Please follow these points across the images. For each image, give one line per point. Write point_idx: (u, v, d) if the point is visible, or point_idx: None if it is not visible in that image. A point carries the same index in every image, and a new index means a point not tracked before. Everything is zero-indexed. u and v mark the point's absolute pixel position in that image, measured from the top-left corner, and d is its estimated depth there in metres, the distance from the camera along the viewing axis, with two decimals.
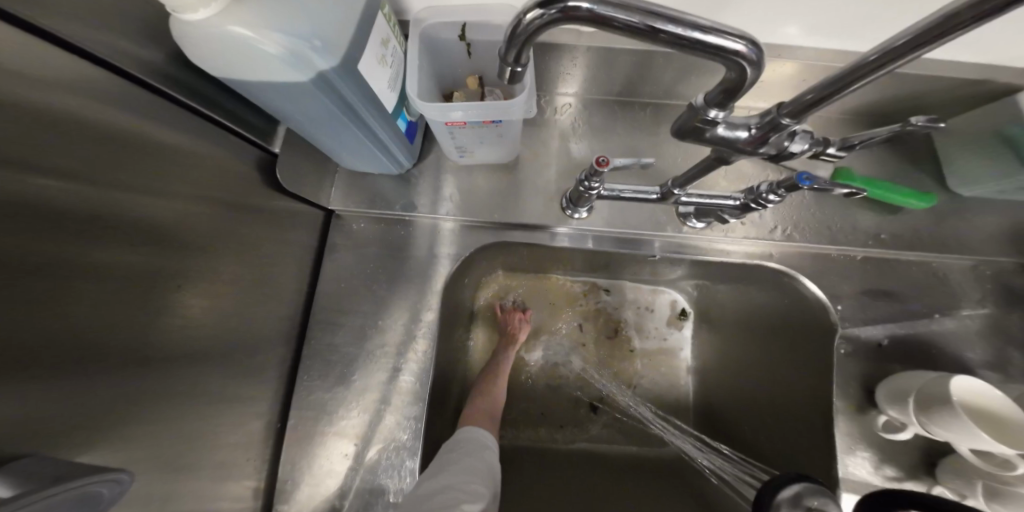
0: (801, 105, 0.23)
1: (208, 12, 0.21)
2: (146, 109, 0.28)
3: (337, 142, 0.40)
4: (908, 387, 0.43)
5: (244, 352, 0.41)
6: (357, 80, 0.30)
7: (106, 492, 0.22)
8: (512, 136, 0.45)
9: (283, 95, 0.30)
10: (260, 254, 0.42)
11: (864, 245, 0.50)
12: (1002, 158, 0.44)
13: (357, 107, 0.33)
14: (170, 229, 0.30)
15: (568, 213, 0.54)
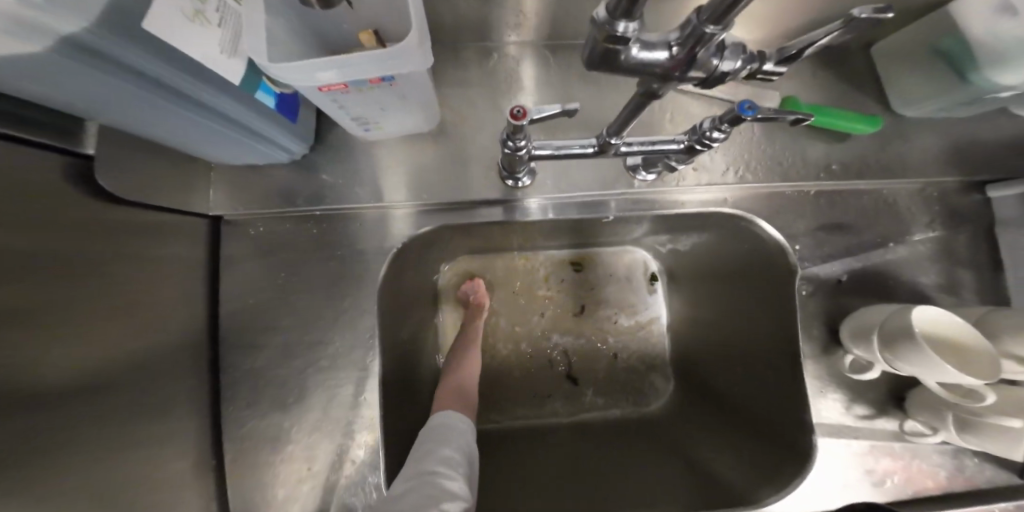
0: (719, 7, 0.16)
1: None
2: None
3: (180, 130, 0.31)
4: (871, 324, 0.42)
5: (140, 396, 0.34)
6: (140, 40, 0.21)
7: None
8: (419, 93, 0.37)
9: (39, 77, 0.21)
10: (126, 282, 0.33)
11: (816, 178, 0.47)
12: (939, 74, 0.41)
13: (164, 77, 0.25)
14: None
15: (511, 183, 0.48)
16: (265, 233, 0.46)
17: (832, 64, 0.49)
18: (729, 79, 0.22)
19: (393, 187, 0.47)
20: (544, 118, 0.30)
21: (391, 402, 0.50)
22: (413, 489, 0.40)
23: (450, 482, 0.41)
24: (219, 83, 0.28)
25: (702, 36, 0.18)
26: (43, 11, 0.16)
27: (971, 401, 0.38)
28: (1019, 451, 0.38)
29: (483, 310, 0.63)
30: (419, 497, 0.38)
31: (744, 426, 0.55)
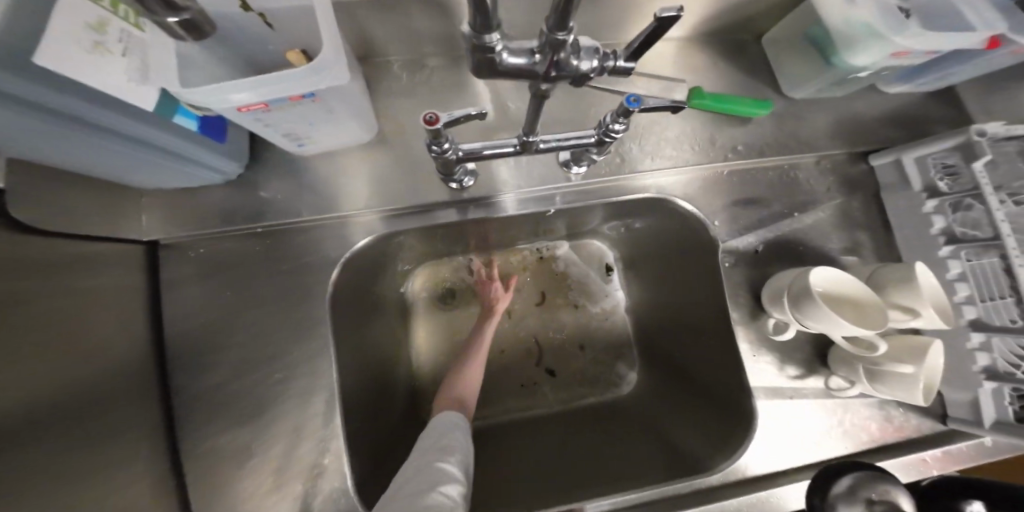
0: (555, 19, 0.20)
1: None
2: None
3: (100, 159, 0.32)
4: (782, 287, 0.47)
5: (85, 427, 0.33)
6: (42, 76, 0.23)
7: None
8: (346, 106, 0.38)
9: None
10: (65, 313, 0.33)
11: (726, 159, 0.52)
12: (814, 60, 0.49)
13: (70, 108, 0.26)
14: None
15: (451, 186, 0.49)
16: (209, 251, 0.46)
17: (730, 60, 0.55)
18: (592, 77, 0.26)
19: (336, 198, 0.48)
20: (456, 120, 0.31)
21: (355, 410, 0.51)
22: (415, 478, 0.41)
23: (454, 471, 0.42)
24: (133, 111, 0.29)
25: (556, 42, 0.22)
26: None
27: (867, 350, 0.42)
28: (919, 393, 0.40)
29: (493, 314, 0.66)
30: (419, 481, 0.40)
31: (695, 398, 0.59)
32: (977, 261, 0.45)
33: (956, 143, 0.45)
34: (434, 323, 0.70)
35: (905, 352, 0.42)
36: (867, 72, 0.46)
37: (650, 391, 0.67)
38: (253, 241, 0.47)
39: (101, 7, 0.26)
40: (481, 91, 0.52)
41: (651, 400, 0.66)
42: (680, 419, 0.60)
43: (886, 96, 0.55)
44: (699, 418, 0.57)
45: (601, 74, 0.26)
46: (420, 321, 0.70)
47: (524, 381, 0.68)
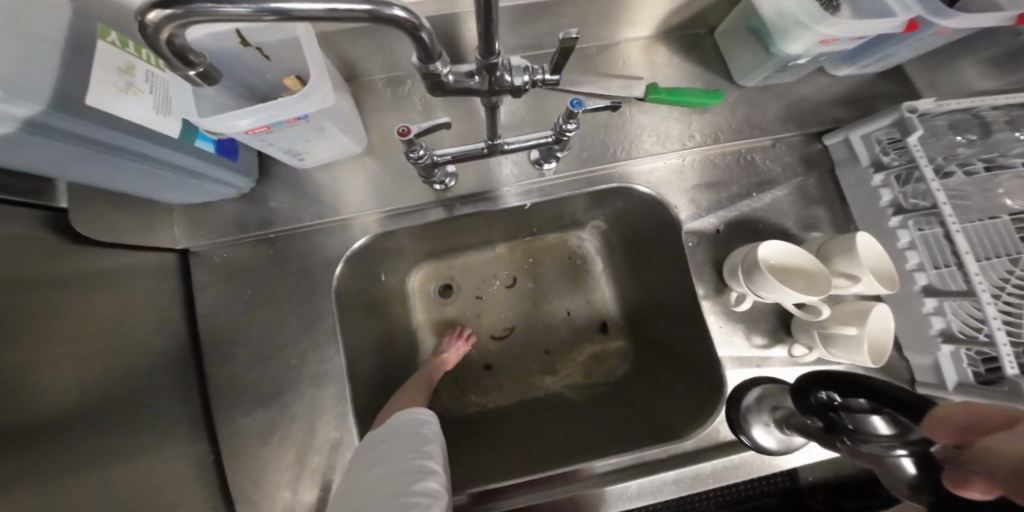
0: (484, 46, 0.25)
1: None
2: None
3: (135, 180, 0.40)
4: (737, 261, 0.52)
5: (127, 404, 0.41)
6: (83, 112, 0.30)
7: None
8: (336, 124, 0.45)
9: (5, 145, 0.29)
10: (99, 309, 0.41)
11: (684, 147, 0.57)
12: (757, 49, 0.53)
13: (107, 138, 0.33)
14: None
15: (435, 187, 0.55)
16: (230, 256, 0.53)
17: (684, 54, 0.59)
18: (528, 89, 0.32)
19: (337, 204, 0.55)
20: (425, 132, 0.37)
21: (363, 391, 0.58)
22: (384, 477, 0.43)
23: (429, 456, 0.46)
24: (161, 138, 0.37)
25: (490, 64, 0.28)
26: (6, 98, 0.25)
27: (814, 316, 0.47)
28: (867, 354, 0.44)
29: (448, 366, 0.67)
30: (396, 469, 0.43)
31: (675, 371, 0.64)
32: (926, 230, 0.48)
33: (893, 120, 0.48)
34: (432, 314, 0.76)
35: (853, 315, 0.46)
36: (805, 59, 0.51)
37: (633, 370, 0.72)
38: (267, 245, 0.54)
39: (129, 54, 0.34)
40: (456, 99, 0.57)
41: (635, 377, 0.71)
42: (666, 395, 0.64)
43: (835, 79, 0.58)
44: (680, 394, 0.61)
45: (534, 86, 0.32)
46: (421, 310, 0.75)
47: (521, 364, 0.74)
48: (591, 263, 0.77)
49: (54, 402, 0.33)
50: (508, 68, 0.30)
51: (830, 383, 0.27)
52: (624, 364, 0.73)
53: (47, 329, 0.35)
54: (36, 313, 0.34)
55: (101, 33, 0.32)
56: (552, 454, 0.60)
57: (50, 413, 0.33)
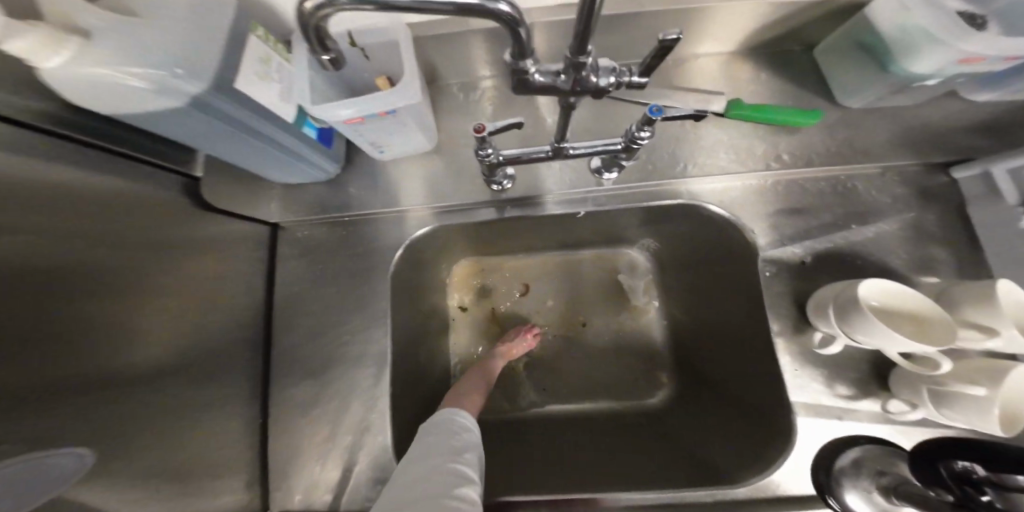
0: (576, 41, 0.26)
1: (64, 58, 0.28)
2: (67, 156, 0.34)
3: (259, 161, 0.46)
4: (827, 298, 0.45)
5: (203, 352, 0.46)
6: (239, 97, 0.36)
7: (67, 461, 0.28)
8: (418, 119, 0.48)
9: (179, 122, 0.36)
10: (199, 269, 0.47)
11: (768, 168, 0.52)
12: (871, 66, 0.47)
13: (250, 123, 0.39)
14: (89, 265, 0.34)
15: (494, 187, 0.56)
16: (308, 234, 0.59)
17: (775, 71, 0.55)
18: (612, 90, 0.31)
19: (405, 196, 0.58)
20: (500, 130, 0.38)
21: (401, 378, 0.59)
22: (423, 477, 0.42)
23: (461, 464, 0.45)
24: (287, 127, 0.42)
25: (579, 64, 0.28)
26: (184, 78, 0.32)
27: (930, 370, 0.38)
28: (996, 422, 0.35)
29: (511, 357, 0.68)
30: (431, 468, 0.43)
31: (728, 412, 0.58)
32: None
33: None
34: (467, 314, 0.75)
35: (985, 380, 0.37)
36: (936, 81, 0.45)
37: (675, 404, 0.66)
38: (340, 228, 0.59)
39: (269, 46, 0.39)
40: (528, 107, 0.59)
41: (676, 410, 0.66)
42: (715, 438, 0.57)
43: (970, 102, 0.50)
44: (731, 438, 0.55)
45: (619, 88, 0.32)
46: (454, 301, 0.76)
47: (563, 381, 0.70)
48: (638, 282, 0.74)
49: (145, 345, 0.39)
50: (596, 69, 0.29)
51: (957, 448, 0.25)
52: (662, 392, 0.68)
53: (150, 282, 0.41)
54: (143, 270, 0.40)
55: (253, 28, 0.37)
56: (578, 477, 0.56)
57: (136, 346, 0.38)
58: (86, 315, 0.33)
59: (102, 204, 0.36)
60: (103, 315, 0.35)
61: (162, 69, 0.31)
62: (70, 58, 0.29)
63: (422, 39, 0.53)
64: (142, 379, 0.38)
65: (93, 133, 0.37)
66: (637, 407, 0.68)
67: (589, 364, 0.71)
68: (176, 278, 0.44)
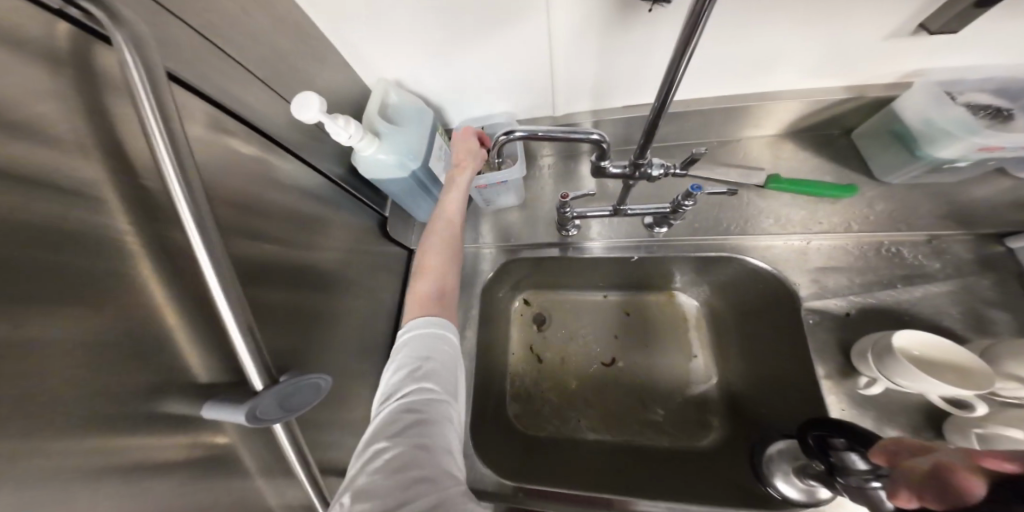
0: (640, 147, 0.44)
1: (368, 149, 0.54)
2: (324, 196, 0.61)
3: (421, 209, 0.71)
4: (865, 345, 0.52)
5: (359, 335, 0.68)
6: (429, 171, 0.60)
7: (324, 383, 0.43)
8: (517, 184, 0.73)
9: (395, 184, 0.61)
10: (371, 279, 0.72)
11: (810, 230, 0.60)
12: (901, 150, 0.56)
13: (430, 185, 0.63)
14: (316, 266, 0.58)
15: (564, 233, 0.74)
16: None
17: (813, 151, 0.66)
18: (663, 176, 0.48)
19: (503, 237, 0.79)
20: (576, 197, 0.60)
21: (482, 375, 0.75)
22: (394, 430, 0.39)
23: (437, 405, 0.41)
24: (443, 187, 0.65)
25: (639, 162, 0.46)
26: (413, 160, 0.56)
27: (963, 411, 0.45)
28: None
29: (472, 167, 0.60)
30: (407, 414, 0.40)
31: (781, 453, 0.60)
32: None
33: None
34: (524, 338, 0.89)
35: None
36: (965, 163, 0.52)
37: (728, 445, 0.71)
38: None
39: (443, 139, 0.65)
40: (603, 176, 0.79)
41: (729, 450, 0.70)
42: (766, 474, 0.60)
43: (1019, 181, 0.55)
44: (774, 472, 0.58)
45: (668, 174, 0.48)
46: (518, 329, 0.89)
47: (621, 407, 0.79)
48: (689, 326, 0.84)
49: (336, 322, 0.62)
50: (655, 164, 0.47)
51: (826, 429, 0.35)
52: (717, 432, 0.74)
53: (344, 281, 0.64)
54: (346, 276, 0.65)
55: (438, 129, 0.63)
56: (617, 486, 0.64)
57: (328, 320, 0.60)
58: (311, 298, 0.56)
59: (334, 227, 0.63)
60: (315, 299, 0.57)
61: (403, 156, 0.56)
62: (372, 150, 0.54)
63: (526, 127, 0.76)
64: (331, 343, 0.60)
65: (347, 183, 0.66)
66: (690, 445, 0.74)
67: (642, 393, 0.80)
68: (359, 283, 0.69)
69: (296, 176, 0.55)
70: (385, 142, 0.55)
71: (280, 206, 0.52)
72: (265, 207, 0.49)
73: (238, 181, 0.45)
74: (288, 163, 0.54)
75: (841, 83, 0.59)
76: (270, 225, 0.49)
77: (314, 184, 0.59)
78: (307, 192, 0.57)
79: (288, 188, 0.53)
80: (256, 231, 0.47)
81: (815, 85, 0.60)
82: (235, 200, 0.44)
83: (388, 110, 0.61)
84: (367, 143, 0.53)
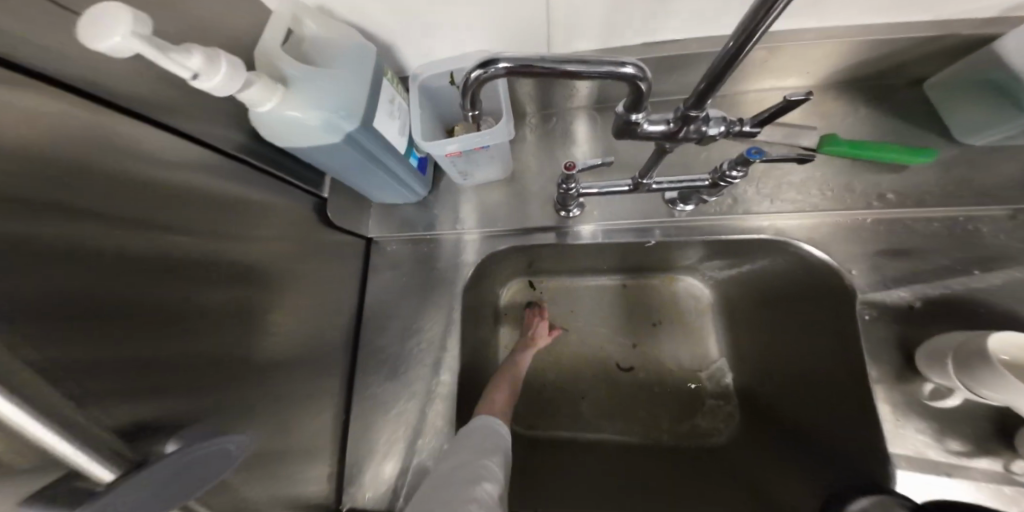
0: (698, 95, 0.28)
1: (271, 103, 0.35)
2: (231, 176, 0.43)
3: (370, 185, 0.53)
4: (945, 347, 0.42)
5: (307, 355, 0.54)
6: (375, 134, 0.42)
7: (229, 448, 0.30)
8: (502, 153, 0.56)
9: (324, 154, 0.42)
10: (313, 278, 0.56)
11: (869, 206, 0.49)
12: (998, 105, 0.44)
13: (378, 155, 0.45)
14: (234, 260, 0.42)
15: (563, 214, 0.60)
16: (397, 250, 0.66)
17: (867, 105, 0.53)
18: (721, 138, 0.33)
19: (487, 219, 0.64)
20: (588, 166, 0.44)
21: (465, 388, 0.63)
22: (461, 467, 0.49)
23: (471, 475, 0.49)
24: (395, 153, 0.47)
25: (688, 116, 0.30)
26: (347, 118, 0.38)
27: None
28: None
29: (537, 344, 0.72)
30: (465, 483, 0.47)
31: (813, 467, 0.54)
32: None
33: None
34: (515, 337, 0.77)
35: None
36: None
37: (742, 445, 0.65)
38: (424, 245, 0.65)
39: (393, 86, 0.47)
40: (605, 138, 0.64)
41: (745, 449, 0.64)
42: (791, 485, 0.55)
43: None
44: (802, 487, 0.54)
45: (728, 136, 0.33)
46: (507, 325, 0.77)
47: (626, 407, 0.71)
48: (700, 312, 0.73)
49: (268, 340, 0.47)
50: (709, 119, 0.31)
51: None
52: (732, 431, 0.67)
53: (270, 284, 0.48)
54: (275, 274, 0.49)
55: (385, 73, 0.45)
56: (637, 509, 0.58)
57: (259, 338, 0.45)
58: (228, 314, 0.40)
59: (253, 208, 0.46)
60: (236, 308, 0.42)
61: (330, 111, 0.37)
62: (277, 101, 0.36)
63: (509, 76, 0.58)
64: (262, 373, 0.45)
65: (261, 158, 0.47)
66: (697, 444, 0.67)
67: (649, 393, 0.71)
68: (294, 285, 0.52)
69: (185, 147, 0.37)
70: (299, 92, 0.37)
71: (172, 184, 0.35)
72: (146, 185, 0.32)
73: (87, 140, 0.27)
74: (162, 121, 0.35)
75: (930, 17, 0.44)
76: (157, 216, 0.32)
77: (205, 158, 0.40)
78: (198, 168, 0.38)
79: (169, 165, 0.35)
80: (131, 221, 0.30)
81: (894, 18, 0.45)
82: (95, 173, 0.27)
83: (305, 48, 0.42)
84: (266, 90, 0.34)
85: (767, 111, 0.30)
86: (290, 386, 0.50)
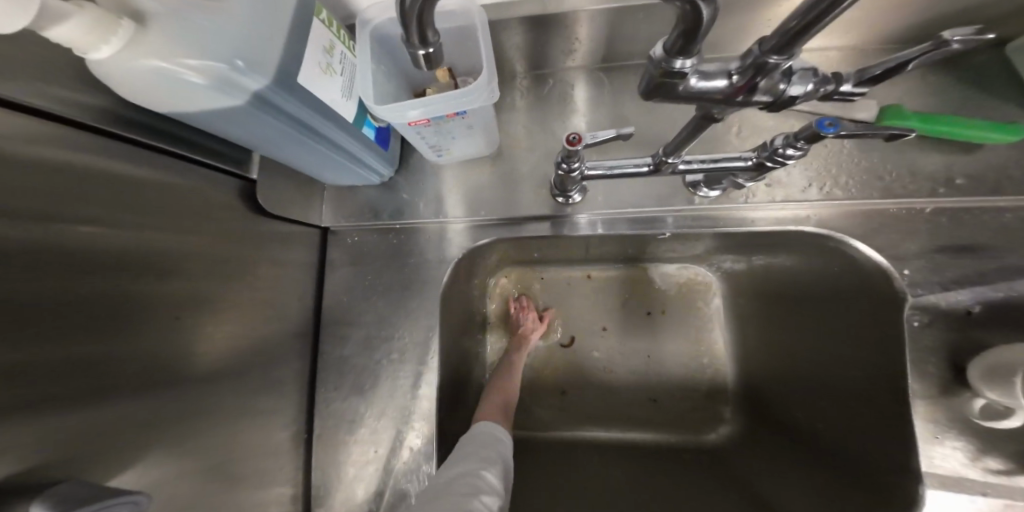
0: (784, 36, 0.18)
1: (111, 48, 0.24)
2: (108, 151, 0.30)
3: (308, 160, 0.43)
4: (1010, 362, 0.35)
5: (251, 372, 0.45)
6: (299, 92, 0.33)
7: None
8: (484, 124, 0.46)
9: (230, 119, 0.32)
10: (254, 277, 0.45)
11: (930, 193, 0.42)
12: None
13: (309, 121, 0.36)
14: (116, 257, 0.30)
15: (561, 200, 0.50)
16: (363, 241, 0.56)
17: (927, 71, 0.45)
18: (798, 102, 0.23)
19: (472, 204, 0.53)
20: (598, 141, 0.34)
21: (446, 398, 0.55)
22: (455, 480, 0.41)
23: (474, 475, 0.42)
24: (332, 116, 0.38)
25: (764, 67, 0.20)
26: (243, 72, 0.28)
27: None
28: None
29: (531, 340, 0.64)
30: (460, 499, 0.39)
31: (823, 473, 0.49)
32: None
33: None
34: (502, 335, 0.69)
35: None
36: None
37: (745, 445, 0.60)
38: (395, 236, 0.55)
39: (333, 32, 0.36)
40: (614, 106, 0.53)
41: (747, 450, 0.59)
42: (798, 490, 0.50)
43: None
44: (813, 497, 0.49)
45: (811, 100, 0.23)
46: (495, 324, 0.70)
47: (621, 406, 0.64)
48: (709, 306, 0.66)
49: (184, 363, 0.36)
50: (790, 72, 0.21)
51: None
52: (731, 425, 0.62)
53: (186, 290, 0.37)
54: (192, 275, 0.37)
55: (317, 10, 0.34)
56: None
57: (168, 357, 0.35)
58: (110, 336, 0.29)
59: (151, 191, 0.34)
60: (123, 327, 0.31)
61: (215, 59, 0.27)
62: (117, 46, 0.25)
63: (496, 23, 0.46)
64: (175, 406, 0.35)
65: (151, 132, 0.35)
66: (699, 443, 0.62)
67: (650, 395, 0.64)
68: (227, 290, 0.42)
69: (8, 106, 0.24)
70: (160, 30, 0.25)
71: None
72: None
73: None
74: None
75: None
76: None
77: (59, 127, 0.27)
78: (42, 138, 0.26)
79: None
80: None
81: None
82: None
83: None
84: (88, 30, 0.23)
85: (894, 61, 0.19)
86: (224, 410, 0.41)
